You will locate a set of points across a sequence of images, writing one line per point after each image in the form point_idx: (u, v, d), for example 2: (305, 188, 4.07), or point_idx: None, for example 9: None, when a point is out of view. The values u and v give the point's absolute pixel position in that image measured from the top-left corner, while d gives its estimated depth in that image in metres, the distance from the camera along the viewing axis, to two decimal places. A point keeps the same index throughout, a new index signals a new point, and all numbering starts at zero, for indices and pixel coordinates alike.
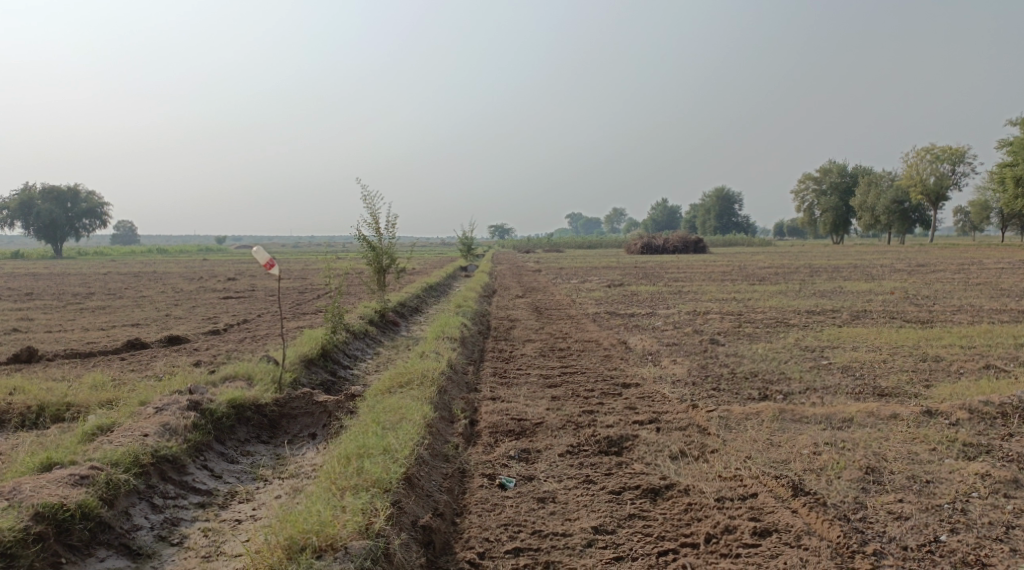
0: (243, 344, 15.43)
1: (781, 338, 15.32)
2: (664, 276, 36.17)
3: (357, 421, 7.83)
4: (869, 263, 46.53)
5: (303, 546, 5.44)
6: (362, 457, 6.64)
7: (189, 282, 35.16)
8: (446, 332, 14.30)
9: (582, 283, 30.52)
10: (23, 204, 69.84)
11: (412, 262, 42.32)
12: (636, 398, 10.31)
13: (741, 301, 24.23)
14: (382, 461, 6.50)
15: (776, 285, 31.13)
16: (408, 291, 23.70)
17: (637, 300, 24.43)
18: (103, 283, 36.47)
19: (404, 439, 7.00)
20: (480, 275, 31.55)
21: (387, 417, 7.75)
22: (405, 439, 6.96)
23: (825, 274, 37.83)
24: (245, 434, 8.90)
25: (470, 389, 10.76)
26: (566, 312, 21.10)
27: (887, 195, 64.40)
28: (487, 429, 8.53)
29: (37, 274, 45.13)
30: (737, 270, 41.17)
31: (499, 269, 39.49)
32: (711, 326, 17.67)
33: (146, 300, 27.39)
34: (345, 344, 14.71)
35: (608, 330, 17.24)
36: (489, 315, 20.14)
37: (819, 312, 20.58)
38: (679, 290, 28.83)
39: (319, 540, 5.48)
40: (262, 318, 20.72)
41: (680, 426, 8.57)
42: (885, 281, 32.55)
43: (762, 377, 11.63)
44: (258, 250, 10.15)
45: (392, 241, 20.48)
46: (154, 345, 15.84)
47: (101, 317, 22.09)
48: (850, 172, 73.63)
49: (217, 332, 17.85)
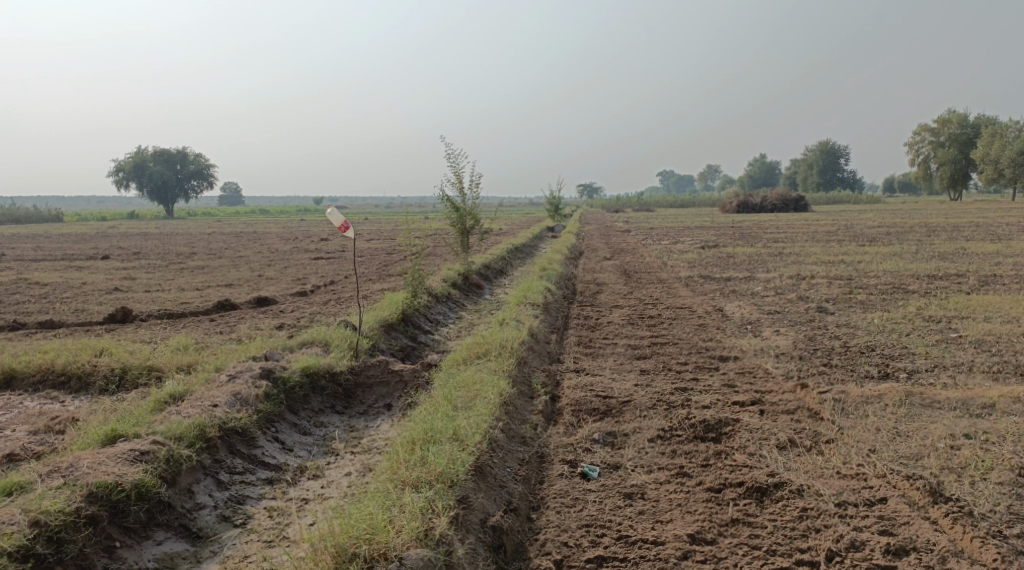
0: (329, 306, 15.17)
1: (897, 307, 14.00)
2: (764, 236, 34.46)
3: (429, 398, 7.29)
4: (992, 221, 43.19)
5: (353, 555, 4.93)
6: (429, 444, 6.09)
7: (284, 242, 35.65)
8: (530, 298, 13.63)
9: (675, 244, 29.24)
10: (136, 166, 72.72)
11: (501, 221, 41.81)
12: (735, 374, 9.39)
13: (848, 264, 22.63)
14: (449, 450, 5.94)
15: (887, 246, 29.09)
16: (494, 253, 23.14)
17: (734, 262, 23.17)
18: (204, 243, 37.45)
19: (476, 421, 6.45)
20: (569, 236, 30.76)
21: (462, 396, 7.17)
22: (477, 422, 6.41)
23: (943, 234, 35.27)
24: (319, 404, 8.35)
25: (552, 360, 10.10)
26: (658, 274, 20.14)
27: (1012, 147, 59.54)
28: (569, 407, 7.82)
29: (146, 235, 46.89)
30: (843, 230, 38.86)
31: (590, 229, 38.55)
32: (818, 292, 16.43)
33: (243, 260, 27.74)
34: (427, 308, 14.44)
35: (704, 295, 16.24)
36: (577, 278, 19.38)
37: (940, 276, 18.94)
38: (779, 251, 27.28)
39: (370, 549, 4.96)
40: (350, 279, 20.57)
41: (786, 409, 7.64)
42: (1012, 242, 29.97)
43: (878, 353, 10.50)
44: (332, 213, 9.68)
45: (476, 202, 19.89)
46: (243, 305, 15.77)
47: (197, 276, 22.41)
48: (970, 122, 68.49)
49: (303, 294, 17.72)
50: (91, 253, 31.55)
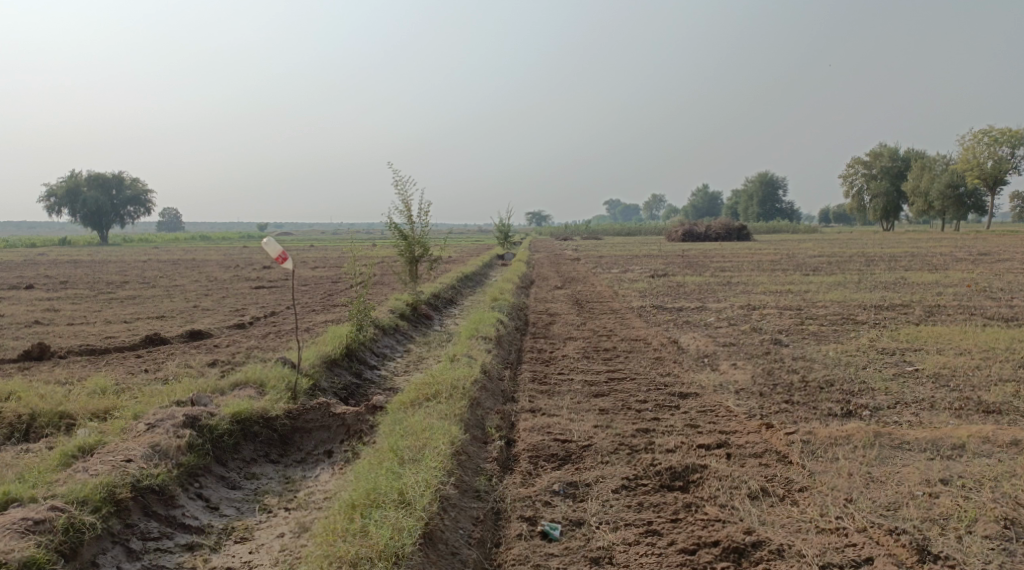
0: (267, 340, 14.38)
1: (852, 339, 13.85)
2: (710, 265, 34.58)
3: (373, 449, 6.68)
4: (927, 251, 44.25)
5: None
6: (370, 511, 5.58)
7: (224, 271, 34.49)
8: (481, 330, 13.09)
9: (625, 273, 29.04)
10: (70, 192, 70.21)
11: (448, 250, 41.21)
12: (697, 413, 8.95)
13: (796, 293, 22.66)
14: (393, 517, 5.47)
15: (831, 275, 29.39)
16: (442, 282, 22.55)
17: (685, 292, 23.02)
18: (139, 272, 35.99)
19: (424, 478, 5.95)
20: (518, 264, 30.36)
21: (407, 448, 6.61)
22: (424, 479, 5.92)
23: (882, 264, 35.92)
24: (251, 452, 7.67)
25: (506, 399, 9.53)
26: (609, 304, 19.81)
27: (942, 179, 61.55)
28: (525, 453, 7.26)
29: (77, 262, 44.97)
30: (787, 259, 39.33)
31: (538, 257, 38.19)
32: (771, 323, 16.26)
33: (178, 290, 26.57)
34: (373, 341, 13.82)
35: (657, 326, 15.92)
36: (527, 308, 18.92)
37: (887, 306, 19.01)
38: (728, 280, 27.27)
39: None
40: (291, 310, 19.73)
41: (754, 453, 7.23)
42: (950, 271, 30.56)
43: (840, 389, 10.23)
44: (268, 243, 9.01)
45: (424, 230, 19.35)
46: (174, 340, 14.86)
47: (128, 308, 21.30)
48: (902, 155, 70.69)
49: (242, 326, 16.87)
50: (15, 282, 29.96)
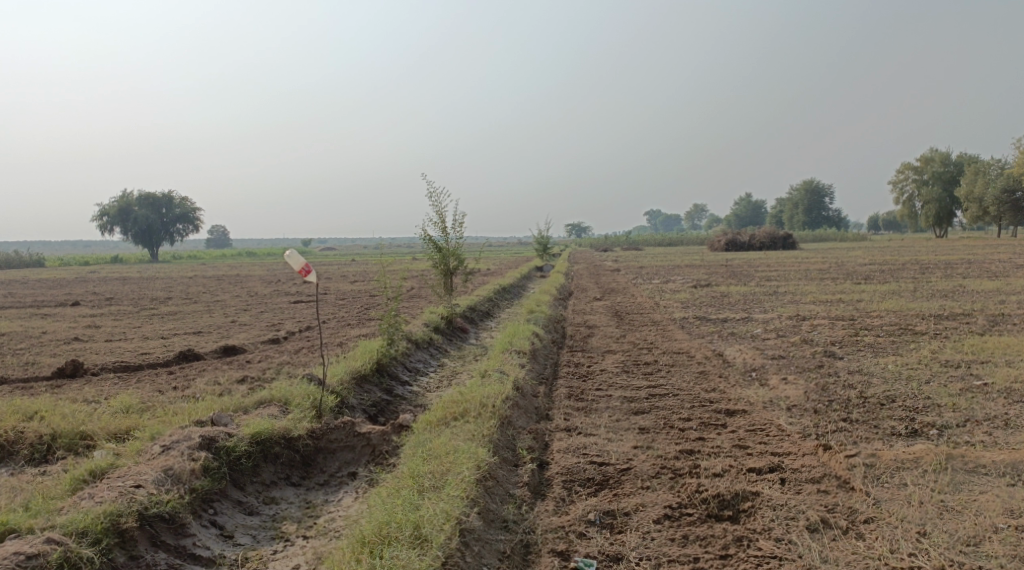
0: (299, 355, 14.06)
1: (911, 351, 13.02)
2: (755, 274, 33.60)
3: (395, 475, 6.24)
4: (983, 258, 42.52)
5: None
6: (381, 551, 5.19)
7: (264, 286, 34.56)
8: (516, 344, 12.58)
9: (667, 283, 28.28)
10: (121, 210, 71.60)
11: (487, 263, 40.86)
12: (746, 432, 8.31)
13: (847, 303, 21.72)
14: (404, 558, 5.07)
15: (883, 284, 28.26)
16: (479, 295, 22.10)
17: (730, 302, 22.24)
18: (181, 287, 36.25)
19: (445, 510, 5.54)
20: (557, 276, 29.82)
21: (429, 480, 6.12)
22: (445, 512, 5.50)
23: (937, 271, 34.53)
24: (271, 475, 7.25)
25: (541, 417, 9.00)
26: (651, 316, 19.15)
27: (997, 183, 59.42)
28: (559, 476, 6.72)
29: (124, 279, 45.58)
30: (835, 268, 38.10)
31: (578, 269, 37.59)
32: (822, 334, 15.46)
33: (217, 305, 26.55)
34: (405, 356, 13.42)
35: (701, 338, 15.24)
36: (566, 320, 18.36)
37: (946, 316, 18.01)
38: (775, 290, 26.36)
39: None
40: (327, 325, 19.45)
41: (810, 479, 6.59)
42: (1010, 279, 29.13)
43: (901, 406, 9.48)
44: (291, 255, 8.58)
45: (460, 242, 18.95)
46: (207, 355, 14.62)
47: (166, 324, 21.23)
48: (953, 160, 68.53)
49: (276, 341, 16.60)
50: (62, 299, 30.30)
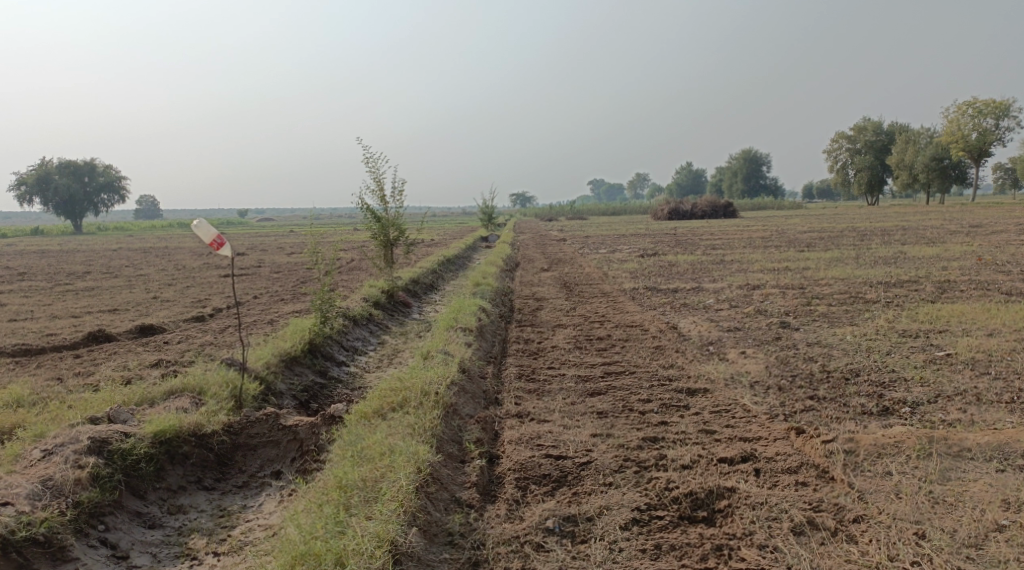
0: (225, 334, 13.00)
1: (868, 321, 12.60)
2: (699, 243, 33.30)
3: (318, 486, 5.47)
4: (917, 225, 43.08)
5: None
6: None
7: (194, 259, 32.90)
8: (460, 320, 11.75)
9: (612, 253, 27.70)
10: (41, 180, 68.00)
11: (429, 234, 39.75)
12: (711, 414, 7.69)
13: (794, 271, 21.42)
14: None
15: (826, 251, 28.14)
16: (421, 266, 21.15)
17: (678, 272, 21.74)
18: (105, 260, 34.32)
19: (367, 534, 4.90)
20: (501, 246, 28.98)
21: (357, 492, 5.37)
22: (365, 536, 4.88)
23: (875, 238, 34.78)
24: (180, 479, 6.45)
25: (489, 403, 8.24)
26: (599, 287, 18.50)
27: (926, 152, 60.51)
28: (511, 473, 6.00)
29: (43, 252, 43.03)
30: (777, 236, 38.12)
31: (522, 239, 36.81)
32: (775, 304, 15.01)
33: (141, 280, 25.00)
34: (341, 334, 12.50)
35: (652, 310, 14.65)
36: (512, 293, 17.58)
37: (894, 284, 17.77)
38: (720, 258, 26.03)
39: None
40: (258, 300, 18.30)
41: (786, 469, 5.99)
42: (948, 245, 29.34)
43: (867, 381, 8.97)
44: (200, 226, 7.53)
45: (400, 211, 17.96)
46: (122, 336, 13.45)
47: (81, 300, 19.77)
48: (886, 129, 69.61)
49: (202, 318, 15.44)
50: None
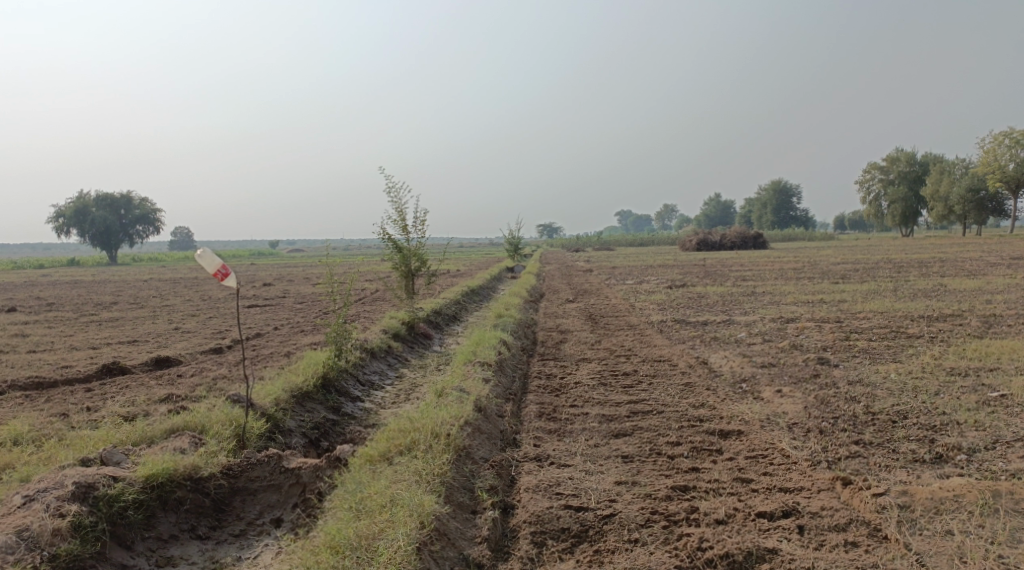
0: (239, 367, 12.65)
1: (911, 358, 11.90)
2: (729, 274, 32.60)
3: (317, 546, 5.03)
4: (955, 257, 41.94)
5: None
6: None
7: (220, 289, 32.88)
8: (480, 355, 11.27)
9: (641, 285, 27.10)
10: (77, 211, 69.06)
11: (456, 265, 39.49)
12: (745, 459, 7.10)
13: (829, 304, 20.67)
14: None
15: (861, 284, 27.28)
16: (444, 298, 20.74)
17: (708, 304, 21.09)
18: (133, 291, 34.39)
19: None
20: (526, 277, 28.55)
21: (354, 555, 4.94)
22: None
23: (912, 270, 33.80)
24: (171, 528, 6.02)
25: (507, 444, 7.74)
26: (626, 319, 17.95)
27: (962, 183, 59.24)
28: (526, 526, 5.50)
29: (74, 282, 43.39)
30: (809, 267, 37.23)
31: (549, 270, 36.38)
32: (811, 338, 14.35)
33: (166, 310, 24.89)
34: (358, 368, 12.09)
35: (682, 344, 14.06)
36: (536, 325, 17.08)
37: (936, 318, 16.99)
38: (752, 290, 25.31)
39: None
40: (278, 332, 17.99)
41: (833, 526, 5.42)
42: (989, 278, 28.28)
43: (915, 424, 8.32)
44: (204, 255, 7.13)
45: (422, 241, 17.61)
46: (136, 368, 13.17)
47: (103, 331, 19.61)
48: (919, 159, 68.43)
49: (219, 350, 15.12)
50: None
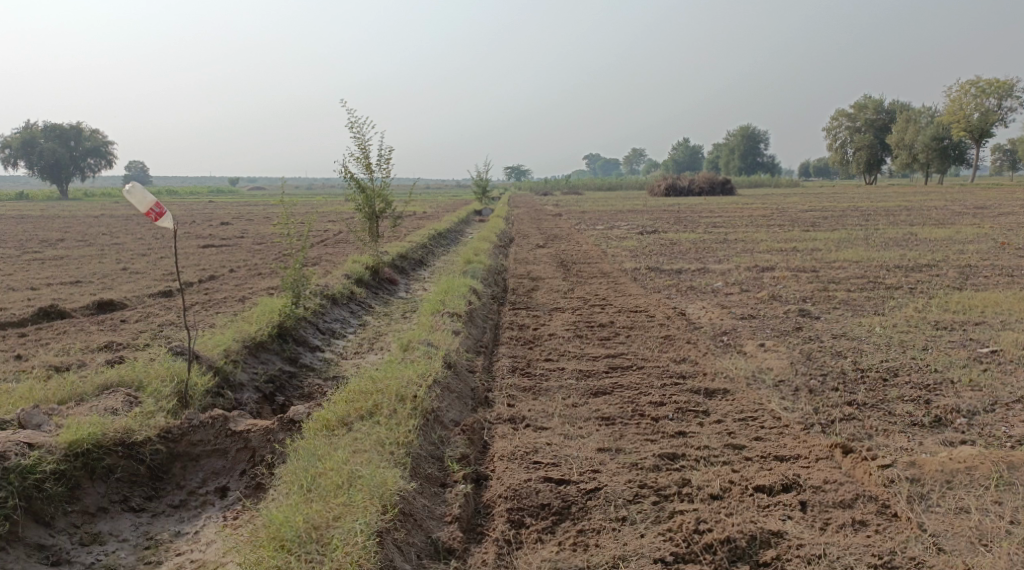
0: (190, 313, 11.87)
1: (894, 310, 11.48)
2: (699, 220, 32.17)
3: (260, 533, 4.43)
4: (919, 205, 42.01)
5: None
6: None
7: (176, 227, 31.64)
8: (447, 304, 10.61)
9: (610, 230, 26.48)
10: (26, 143, 66.20)
11: (422, 206, 38.57)
12: (735, 422, 6.59)
13: (803, 252, 20.26)
14: None
15: (832, 232, 26.99)
16: (410, 241, 19.93)
17: (680, 251, 20.57)
18: (83, 228, 32.93)
19: None
20: (494, 221, 27.80)
21: (302, 549, 4.34)
22: None
23: (880, 219, 33.67)
24: (100, 501, 5.39)
25: (478, 404, 7.14)
26: (598, 266, 17.40)
27: (927, 131, 59.20)
28: (502, 503, 4.98)
29: (23, 217, 41.67)
30: (778, 214, 36.90)
31: (517, 213, 35.64)
32: (789, 288, 13.92)
33: (117, 249, 23.78)
34: (317, 315, 11.38)
35: (657, 294, 13.55)
36: (506, 271, 16.45)
37: (912, 268, 16.67)
38: (723, 237, 24.88)
39: None
40: (235, 274, 17.12)
41: (838, 503, 4.96)
42: (957, 228, 28.14)
43: (908, 382, 7.88)
44: (134, 191, 6.38)
45: (386, 181, 16.75)
46: (78, 312, 12.32)
47: (46, 270, 18.53)
48: (886, 107, 68.25)
49: (170, 293, 14.23)
50: None
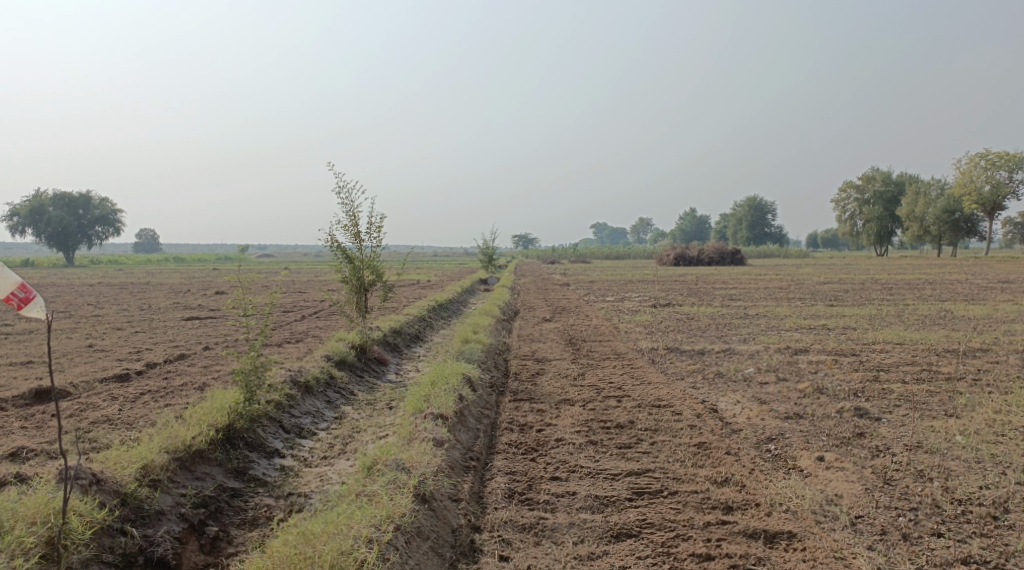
0: (137, 404, 10.09)
1: (968, 412, 9.59)
2: (714, 293, 30.30)
3: None
4: (939, 279, 40.12)
5: None
6: None
7: (166, 297, 29.96)
8: (433, 401, 8.79)
9: (621, 302, 24.72)
10: (35, 210, 65.28)
11: (425, 276, 36.88)
12: None
13: (835, 332, 18.37)
14: None
15: (858, 307, 25.06)
16: (405, 314, 18.17)
17: (700, 328, 18.76)
18: (71, 296, 31.22)
19: None
20: (498, 292, 26.04)
21: None
22: None
23: (901, 293, 31.72)
24: None
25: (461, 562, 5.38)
26: (611, 346, 15.59)
27: (938, 204, 57.77)
28: None
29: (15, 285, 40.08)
30: (794, 286, 35.07)
31: (523, 282, 33.86)
32: (833, 377, 12.05)
33: (95, 322, 22.06)
34: (281, 409, 9.56)
35: (683, 382, 11.70)
36: (509, 351, 14.66)
37: (962, 354, 14.72)
38: (742, 312, 23.03)
39: None
40: (208, 353, 15.35)
41: None
42: (990, 305, 26.19)
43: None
44: None
45: (377, 250, 15.08)
46: (9, 401, 10.54)
47: (5, 346, 16.76)
48: (896, 179, 67.00)
49: (125, 376, 12.39)
50: None
